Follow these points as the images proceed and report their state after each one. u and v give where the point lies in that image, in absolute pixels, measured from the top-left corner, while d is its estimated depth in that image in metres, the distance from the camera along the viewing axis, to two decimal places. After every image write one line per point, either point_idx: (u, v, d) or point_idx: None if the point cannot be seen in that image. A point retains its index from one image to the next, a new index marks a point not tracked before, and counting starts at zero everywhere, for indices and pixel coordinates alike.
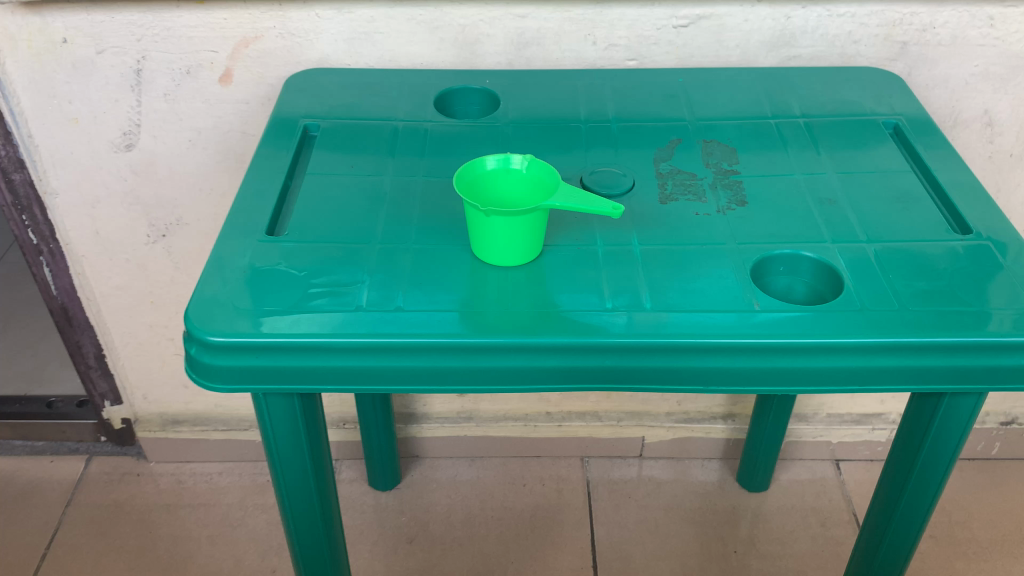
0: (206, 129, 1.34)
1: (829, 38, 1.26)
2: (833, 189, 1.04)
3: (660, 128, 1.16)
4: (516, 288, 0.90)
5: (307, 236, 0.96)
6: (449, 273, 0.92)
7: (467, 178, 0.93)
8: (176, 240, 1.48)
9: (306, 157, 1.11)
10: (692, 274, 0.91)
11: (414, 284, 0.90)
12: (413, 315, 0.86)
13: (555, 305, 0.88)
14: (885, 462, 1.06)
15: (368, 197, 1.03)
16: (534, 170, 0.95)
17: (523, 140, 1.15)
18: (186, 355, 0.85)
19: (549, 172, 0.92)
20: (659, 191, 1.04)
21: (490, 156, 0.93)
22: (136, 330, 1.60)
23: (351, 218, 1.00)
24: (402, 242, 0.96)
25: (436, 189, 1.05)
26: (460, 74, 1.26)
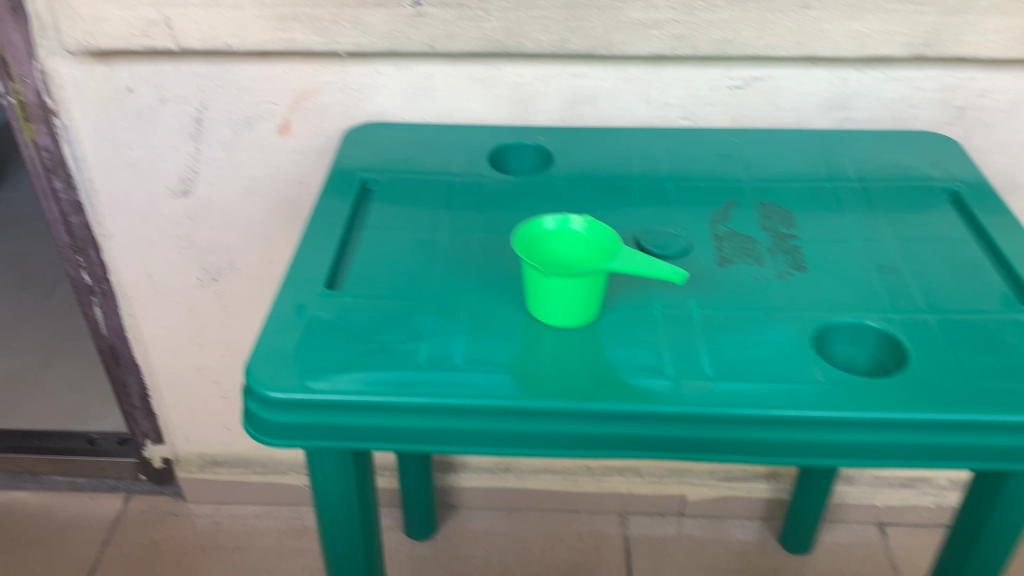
0: (262, 177, 1.36)
1: (885, 102, 1.25)
2: (893, 257, 1.03)
3: (713, 189, 1.17)
4: (574, 351, 0.89)
5: (365, 292, 0.97)
6: (506, 331, 0.92)
7: (526, 238, 0.92)
8: (227, 284, 1.49)
9: (364, 210, 1.14)
10: (750, 341, 0.90)
11: (471, 343, 0.90)
12: (471, 376, 0.86)
13: (614, 369, 0.87)
14: (955, 527, 1.03)
15: (425, 253, 1.04)
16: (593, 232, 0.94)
17: (578, 198, 1.15)
18: (245, 411, 0.86)
19: (610, 234, 0.91)
20: (716, 253, 1.03)
21: (550, 216, 0.93)
22: (181, 371, 1.62)
23: (408, 273, 1.00)
24: (459, 299, 0.96)
25: (492, 246, 1.05)
26: (513, 130, 1.28)
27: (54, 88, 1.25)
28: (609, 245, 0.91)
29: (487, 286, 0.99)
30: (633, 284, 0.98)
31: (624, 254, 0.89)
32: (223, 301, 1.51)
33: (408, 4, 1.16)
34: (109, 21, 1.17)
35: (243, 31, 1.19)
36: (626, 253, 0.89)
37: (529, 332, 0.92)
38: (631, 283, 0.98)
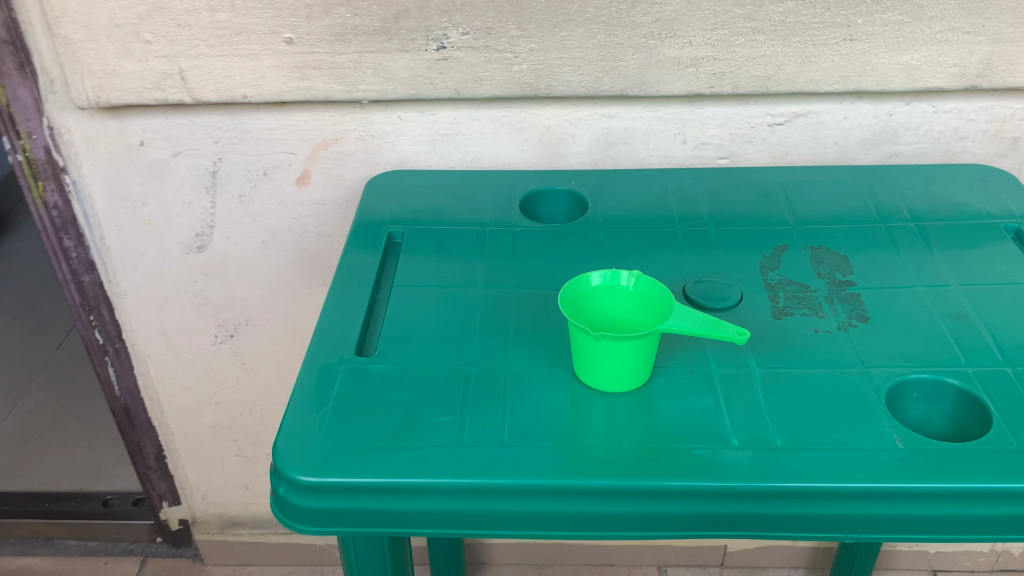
0: (281, 230, 1.31)
1: (934, 135, 1.19)
2: (960, 303, 0.96)
3: (760, 235, 1.09)
4: (628, 418, 0.82)
5: (398, 356, 0.90)
6: (552, 396, 0.85)
7: (573, 296, 0.86)
8: (244, 339, 1.43)
9: (392, 266, 1.08)
10: (819, 404, 0.83)
11: (514, 412, 0.83)
12: (516, 451, 0.78)
13: (672, 438, 0.80)
14: None
15: (458, 311, 0.97)
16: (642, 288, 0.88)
17: (618, 246, 1.09)
18: (274, 495, 0.79)
19: (661, 291, 0.85)
20: (771, 303, 0.97)
21: (597, 271, 0.86)
22: (198, 430, 1.55)
23: (441, 334, 0.93)
24: (498, 361, 0.89)
25: (530, 301, 0.99)
26: (543, 175, 1.22)
27: (63, 143, 1.20)
28: (664, 304, 0.84)
29: (528, 345, 0.92)
30: (685, 342, 0.92)
31: (679, 312, 0.82)
32: (242, 357, 1.45)
33: (433, 48, 1.11)
34: (120, 74, 1.12)
35: (261, 80, 1.14)
36: (681, 312, 0.82)
37: (576, 398, 0.85)
38: (682, 341, 0.92)
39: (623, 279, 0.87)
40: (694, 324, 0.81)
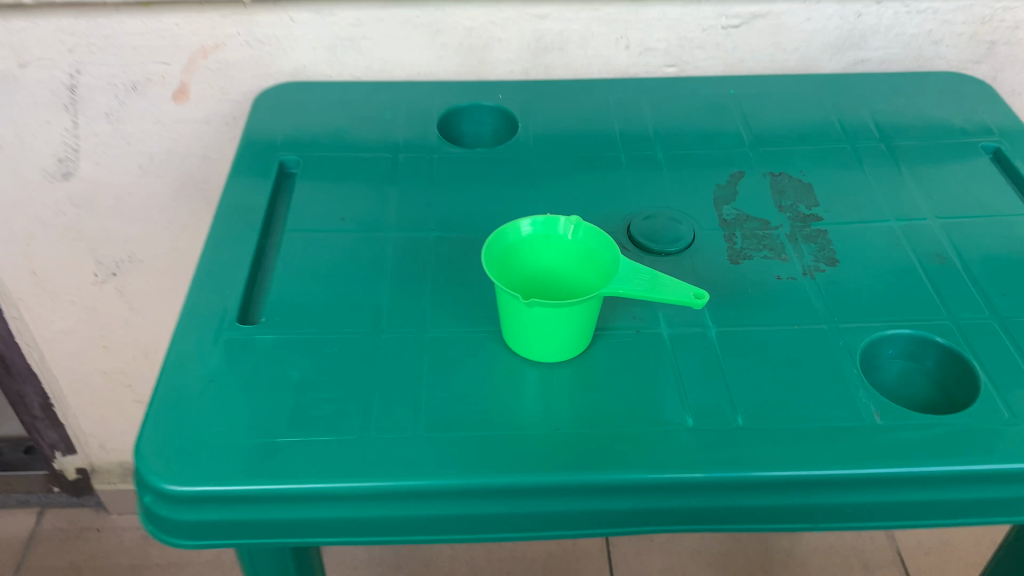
0: (160, 154, 1.12)
1: (904, 39, 1.06)
2: (937, 240, 0.85)
3: (714, 158, 0.96)
4: (565, 396, 0.69)
5: (290, 321, 0.75)
6: (474, 370, 0.71)
7: (499, 248, 0.71)
8: (130, 278, 1.26)
9: (285, 203, 0.91)
10: (785, 370, 0.71)
11: (430, 392, 0.69)
12: (431, 443, 0.65)
13: (618, 420, 0.67)
14: None
15: (362, 263, 0.82)
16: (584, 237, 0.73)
17: (553, 174, 0.94)
18: (141, 504, 0.65)
19: (606, 244, 0.70)
20: (728, 245, 0.84)
21: (529, 217, 0.72)
22: (87, 376, 1.39)
23: (341, 293, 0.78)
24: (410, 327, 0.75)
25: (450, 249, 0.84)
26: (465, 87, 1.05)
27: None
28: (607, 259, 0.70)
29: (447, 304, 0.77)
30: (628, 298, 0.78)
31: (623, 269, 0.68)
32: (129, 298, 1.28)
33: None
34: None
35: None
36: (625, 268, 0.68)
37: (502, 371, 0.71)
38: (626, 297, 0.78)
39: (561, 226, 0.73)
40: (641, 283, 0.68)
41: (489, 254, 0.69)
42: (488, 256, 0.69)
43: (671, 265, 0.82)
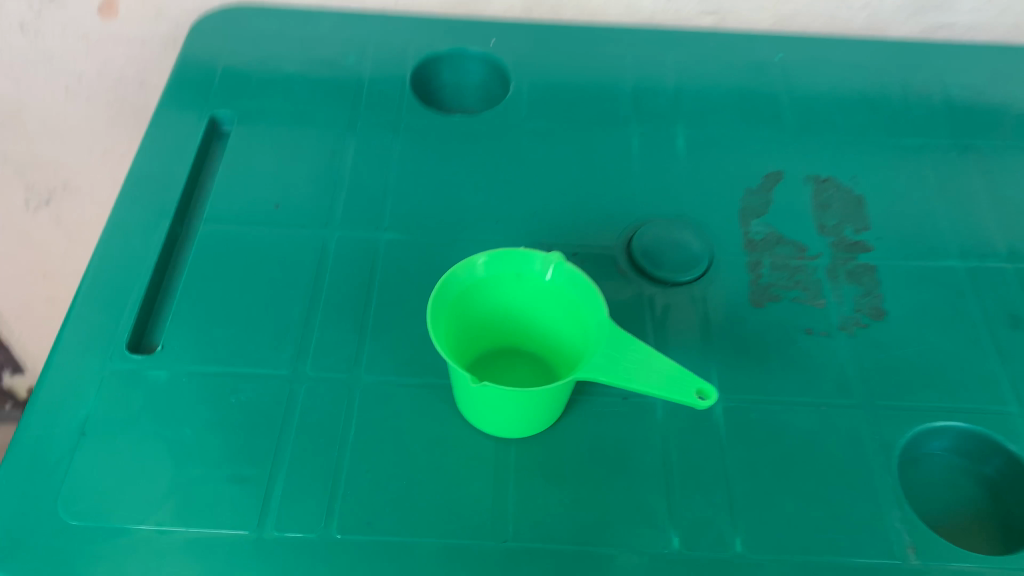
0: (89, 76, 0.94)
1: (1003, 3, 0.85)
2: (1012, 289, 0.68)
3: (747, 148, 0.77)
4: (520, 489, 0.55)
5: (194, 353, 0.61)
6: (411, 442, 0.57)
7: (456, 288, 0.55)
8: (65, 207, 1.10)
9: (212, 176, 0.75)
10: (803, 476, 0.56)
11: (353, 470, 0.55)
12: (345, 551, 0.52)
13: (584, 533, 0.53)
14: None
15: (293, 274, 0.66)
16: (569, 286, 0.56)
17: (545, 158, 0.76)
18: None
19: (595, 305, 0.54)
20: (750, 278, 0.67)
21: (500, 250, 0.55)
22: (28, 303, 1.26)
23: (261, 317, 0.63)
24: (340, 371, 0.60)
25: (404, 258, 0.67)
26: (451, 28, 0.86)
27: None
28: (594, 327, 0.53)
29: (390, 339, 0.62)
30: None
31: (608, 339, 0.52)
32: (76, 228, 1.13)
33: None
34: None
35: None
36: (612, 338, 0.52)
37: (446, 447, 0.57)
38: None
39: (540, 266, 0.56)
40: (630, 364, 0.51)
41: (440, 296, 0.53)
42: (437, 300, 0.53)
43: (677, 305, 0.66)
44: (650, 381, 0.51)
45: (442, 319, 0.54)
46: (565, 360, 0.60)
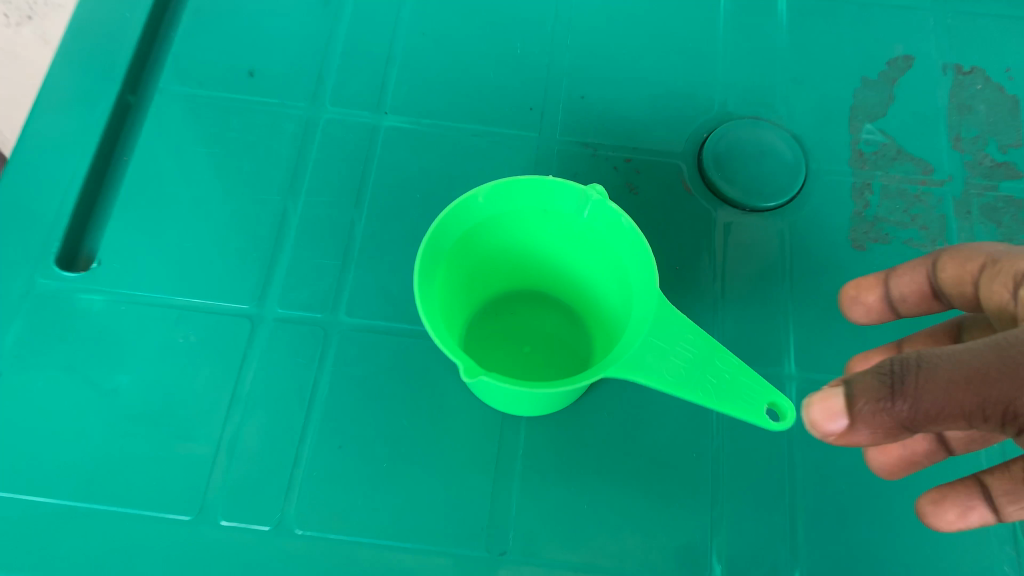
0: None
1: None
2: None
3: (870, 14, 0.58)
4: (528, 485, 0.44)
5: (138, 275, 0.49)
6: (396, 412, 0.45)
7: (459, 230, 0.41)
8: None
9: (176, 18, 0.57)
10: (887, 492, 0.45)
11: (321, 446, 0.45)
12: (305, 552, 0.42)
13: (605, 550, 0.43)
14: None
15: (265, 171, 0.52)
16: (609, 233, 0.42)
17: (598, 15, 0.58)
18: None
19: (642, 266, 0.40)
20: (853, 209, 0.52)
21: (518, 179, 0.41)
22: None
23: (222, 230, 0.50)
24: (314, 312, 0.48)
25: (405, 155, 0.53)
26: None
27: None
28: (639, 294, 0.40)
29: (379, 271, 0.49)
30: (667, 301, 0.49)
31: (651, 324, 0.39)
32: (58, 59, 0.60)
33: None
34: None
35: None
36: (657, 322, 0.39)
37: (441, 421, 0.45)
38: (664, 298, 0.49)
39: (573, 201, 0.42)
40: (677, 362, 0.38)
41: (435, 246, 0.40)
42: (431, 253, 0.40)
43: (752, 241, 0.51)
44: (703, 387, 0.38)
45: (438, 276, 0.41)
46: (601, 310, 0.47)
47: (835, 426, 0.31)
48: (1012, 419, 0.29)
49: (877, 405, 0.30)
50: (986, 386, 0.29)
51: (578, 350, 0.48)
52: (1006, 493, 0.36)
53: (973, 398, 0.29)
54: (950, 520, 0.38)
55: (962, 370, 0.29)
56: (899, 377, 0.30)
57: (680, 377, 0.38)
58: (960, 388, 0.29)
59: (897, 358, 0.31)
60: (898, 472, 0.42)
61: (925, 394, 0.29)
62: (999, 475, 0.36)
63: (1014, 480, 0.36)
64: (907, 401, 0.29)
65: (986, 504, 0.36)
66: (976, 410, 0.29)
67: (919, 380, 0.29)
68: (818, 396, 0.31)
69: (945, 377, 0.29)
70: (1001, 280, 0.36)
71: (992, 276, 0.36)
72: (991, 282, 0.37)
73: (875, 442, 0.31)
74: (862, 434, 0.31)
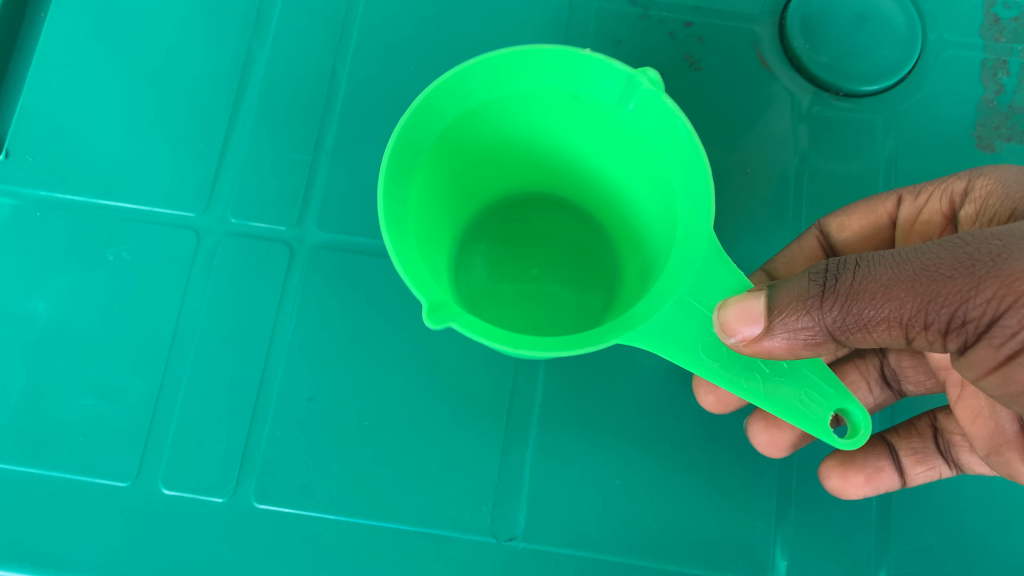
0: None
1: None
2: None
3: None
4: (545, 458, 0.35)
5: (56, 170, 0.38)
6: (379, 356, 0.36)
7: (454, 110, 0.30)
8: None
9: None
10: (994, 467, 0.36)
11: (286, 397, 0.35)
12: (268, 532, 0.34)
13: (639, 539, 0.34)
14: None
15: (216, 33, 0.40)
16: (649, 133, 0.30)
17: None
18: None
19: (690, 186, 0.29)
20: (983, 95, 0.40)
21: (545, 47, 0.28)
22: None
23: (160, 112, 0.39)
24: (277, 225, 0.38)
25: (395, 12, 0.41)
26: None
27: None
28: (682, 223, 0.29)
29: (362, 171, 0.38)
30: (728, 217, 0.38)
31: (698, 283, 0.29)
32: None
33: None
34: None
35: None
36: (705, 274, 0.29)
37: (438, 370, 0.36)
38: (724, 214, 0.38)
39: (615, 88, 0.30)
40: None
41: (413, 135, 0.28)
42: (407, 141, 0.28)
43: (839, 138, 0.39)
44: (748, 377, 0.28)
45: (416, 178, 0.29)
46: (629, 227, 0.36)
47: (746, 335, 0.27)
48: (958, 327, 0.25)
49: (801, 304, 0.27)
50: (934, 286, 0.25)
51: (579, 276, 0.38)
52: (913, 451, 0.34)
53: (915, 302, 0.25)
54: (858, 484, 0.33)
55: (906, 267, 0.26)
56: (833, 276, 0.27)
57: (725, 360, 0.29)
58: (900, 286, 0.25)
59: (837, 258, 0.28)
60: (774, 455, 0.34)
61: (859, 295, 0.26)
62: (904, 436, 0.34)
63: (920, 438, 0.34)
64: (837, 302, 0.26)
65: (894, 463, 0.34)
66: (917, 316, 0.26)
67: (854, 279, 0.26)
68: (735, 298, 0.28)
69: (885, 275, 0.26)
70: (932, 205, 0.33)
71: (912, 209, 0.33)
72: (914, 212, 0.33)
73: (792, 354, 0.28)
74: (779, 343, 0.28)
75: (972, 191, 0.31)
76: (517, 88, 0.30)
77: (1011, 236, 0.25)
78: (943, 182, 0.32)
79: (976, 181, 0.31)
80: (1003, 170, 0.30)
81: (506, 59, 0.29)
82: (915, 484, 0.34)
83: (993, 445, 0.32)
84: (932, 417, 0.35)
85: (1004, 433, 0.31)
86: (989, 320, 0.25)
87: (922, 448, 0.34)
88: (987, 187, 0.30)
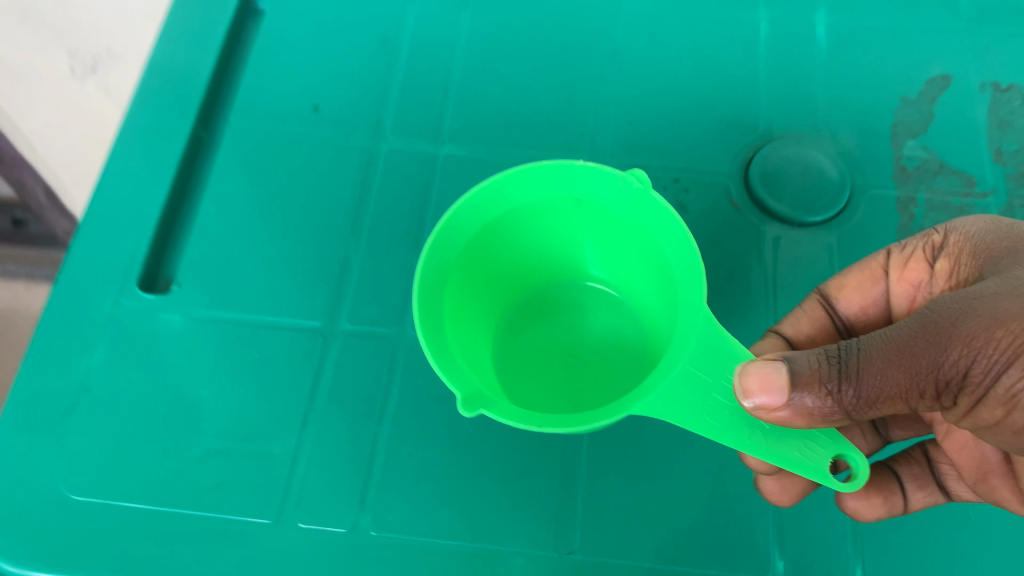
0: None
1: None
2: None
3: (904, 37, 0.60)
4: (593, 489, 0.45)
5: (214, 294, 0.51)
6: (461, 420, 0.47)
7: (498, 206, 0.43)
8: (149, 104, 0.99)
9: (246, 59, 0.61)
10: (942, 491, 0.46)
11: (393, 452, 0.46)
12: (380, 552, 0.44)
13: (670, 549, 0.44)
14: None
15: (332, 198, 0.55)
16: (643, 223, 0.43)
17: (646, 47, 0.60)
18: None
19: (681, 251, 0.41)
20: (900, 221, 0.53)
21: (553, 166, 0.42)
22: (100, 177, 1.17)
23: (293, 252, 0.53)
24: (381, 328, 0.50)
25: (463, 180, 0.55)
26: None
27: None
28: (683, 279, 0.41)
29: None
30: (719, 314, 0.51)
31: (702, 348, 0.39)
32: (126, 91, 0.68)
33: None
34: None
35: None
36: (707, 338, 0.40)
37: (508, 428, 0.47)
38: (716, 312, 0.51)
39: (608, 189, 0.43)
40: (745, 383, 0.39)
41: (445, 244, 0.41)
42: (441, 247, 0.41)
43: (805, 253, 0.53)
44: (752, 436, 0.39)
45: (446, 283, 0.42)
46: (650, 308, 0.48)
47: (767, 398, 0.37)
48: (942, 385, 0.35)
49: (824, 388, 0.37)
50: (915, 359, 0.35)
51: (599, 352, 0.50)
52: (918, 478, 0.45)
53: (907, 373, 0.35)
54: (875, 505, 0.43)
55: (892, 347, 0.36)
56: (845, 364, 0.37)
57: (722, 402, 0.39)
58: (893, 365, 0.35)
59: (845, 347, 0.38)
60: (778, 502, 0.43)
61: (867, 375, 0.36)
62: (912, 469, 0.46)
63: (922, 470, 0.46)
64: (852, 384, 0.36)
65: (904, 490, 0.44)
66: (911, 384, 0.35)
67: (859, 363, 0.36)
68: (757, 367, 0.37)
69: (880, 358, 0.36)
70: (917, 255, 0.45)
71: (902, 259, 0.46)
72: (902, 259, 0.46)
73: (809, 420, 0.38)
74: (802, 412, 0.37)
75: (948, 243, 0.43)
76: (531, 199, 0.44)
77: (962, 300, 0.35)
78: (923, 236, 0.45)
79: (950, 234, 0.43)
80: (968, 225, 0.42)
81: (524, 174, 0.42)
82: (916, 507, 0.44)
83: (979, 473, 0.44)
84: (924, 450, 0.48)
85: (989, 463, 0.43)
86: (963, 373, 0.35)
87: (921, 476, 0.45)
88: (956, 240, 0.42)
